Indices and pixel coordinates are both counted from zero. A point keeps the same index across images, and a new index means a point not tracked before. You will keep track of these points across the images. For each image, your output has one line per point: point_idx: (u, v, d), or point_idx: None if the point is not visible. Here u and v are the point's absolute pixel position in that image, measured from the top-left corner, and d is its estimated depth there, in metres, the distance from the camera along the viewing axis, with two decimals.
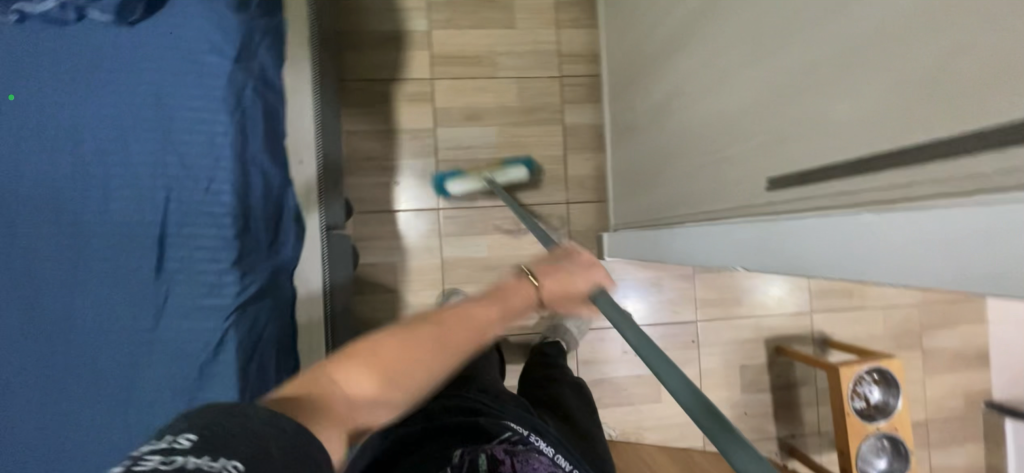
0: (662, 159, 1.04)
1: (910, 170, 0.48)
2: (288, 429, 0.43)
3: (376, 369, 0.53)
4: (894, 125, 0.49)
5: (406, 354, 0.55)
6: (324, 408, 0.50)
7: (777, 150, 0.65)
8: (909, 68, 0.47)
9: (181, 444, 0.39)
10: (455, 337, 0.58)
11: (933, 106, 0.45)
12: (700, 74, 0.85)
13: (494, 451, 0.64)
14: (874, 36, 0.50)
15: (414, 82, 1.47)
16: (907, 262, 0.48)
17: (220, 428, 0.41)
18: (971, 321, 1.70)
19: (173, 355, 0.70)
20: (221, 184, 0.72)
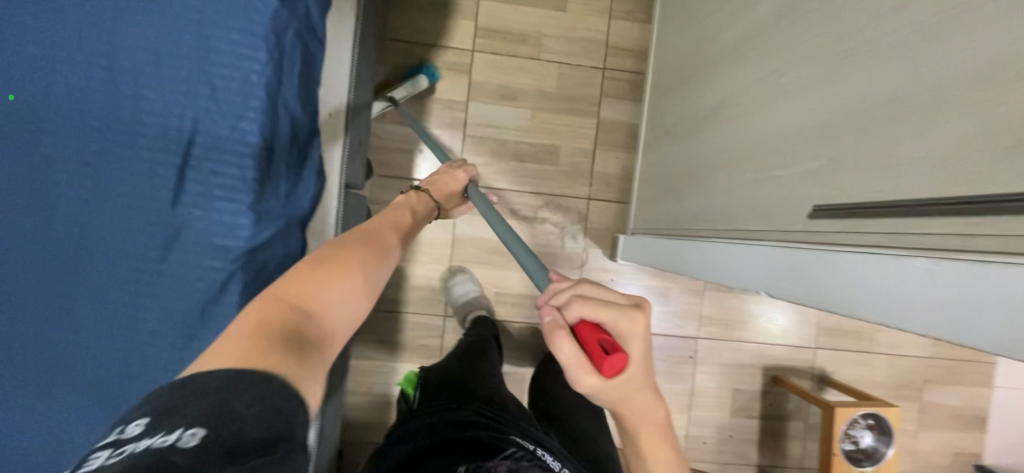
0: (697, 170, 1.01)
1: (981, 222, 0.44)
2: (254, 380, 0.47)
3: (321, 290, 0.61)
4: (971, 173, 0.45)
5: (343, 277, 0.63)
6: (307, 341, 0.55)
7: (829, 179, 0.62)
8: (1004, 113, 0.43)
9: (130, 433, 0.41)
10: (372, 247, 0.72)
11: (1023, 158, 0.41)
12: (758, 85, 0.81)
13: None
14: (967, 72, 0.46)
15: (454, 51, 1.43)
16: (963, 320, 0.46)
17: (169, 404, 0.43)
18: (976, 382, 1.66)
19: (179, 288, 0.69)
20: (249, 125, 0.71)
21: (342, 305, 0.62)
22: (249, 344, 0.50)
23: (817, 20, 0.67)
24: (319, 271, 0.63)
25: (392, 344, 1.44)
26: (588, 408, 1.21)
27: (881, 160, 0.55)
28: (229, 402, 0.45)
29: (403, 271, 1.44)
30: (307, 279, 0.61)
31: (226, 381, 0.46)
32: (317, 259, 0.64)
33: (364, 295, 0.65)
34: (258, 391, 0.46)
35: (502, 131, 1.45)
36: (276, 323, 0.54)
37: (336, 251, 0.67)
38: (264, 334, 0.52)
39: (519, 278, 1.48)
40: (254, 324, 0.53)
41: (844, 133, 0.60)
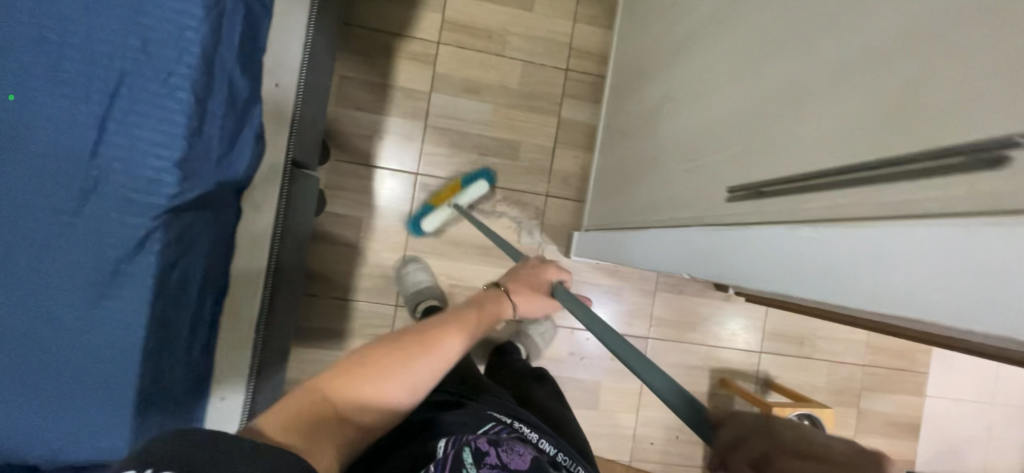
0: (643, 165, 1.04)
1: (847, 192, 0.46)
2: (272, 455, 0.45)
3: (366, 387, 0.64)
4: (848, 149, 0.48)
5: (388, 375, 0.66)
6: (320, 428, 0.57)
7: (744, 165, 0.65)
8: (875, 95, 0.46)
9: None
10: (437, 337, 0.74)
11: (884, 132, 0.44)
12: (696, 81, 0.84)
13: (477, 444, 0.66)
14: (853, 60, 0.50)
15: (420, 42, 1.45)
16: (831, 282, 0.49)
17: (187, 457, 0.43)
18: (910, 391, 1.74)
19: (90, 244, 0.66)
20: (180, 81, 0.69)
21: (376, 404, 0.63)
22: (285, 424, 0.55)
23: (743, 18, 0.71)
24: (371, 365, 0.66)
25: (340, 332, 1.41)
26: (553, 393, 1.17)
27: (785, 142, 0.58)
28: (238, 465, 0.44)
29: (356, 258, 1.42)
30: (355, 371, 0.65)
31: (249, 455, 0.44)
32: (374, 352, 0.68)
33: (403, 395, 0.66)
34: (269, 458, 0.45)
35: (463, 124, 1.47)
36: (313, 411, 0.58)
37: (392, 345, 0.69)
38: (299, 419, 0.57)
39: (474, 271, 1.48)
40: (296, 407, 0.58)
41: (760, 120, 0.63)
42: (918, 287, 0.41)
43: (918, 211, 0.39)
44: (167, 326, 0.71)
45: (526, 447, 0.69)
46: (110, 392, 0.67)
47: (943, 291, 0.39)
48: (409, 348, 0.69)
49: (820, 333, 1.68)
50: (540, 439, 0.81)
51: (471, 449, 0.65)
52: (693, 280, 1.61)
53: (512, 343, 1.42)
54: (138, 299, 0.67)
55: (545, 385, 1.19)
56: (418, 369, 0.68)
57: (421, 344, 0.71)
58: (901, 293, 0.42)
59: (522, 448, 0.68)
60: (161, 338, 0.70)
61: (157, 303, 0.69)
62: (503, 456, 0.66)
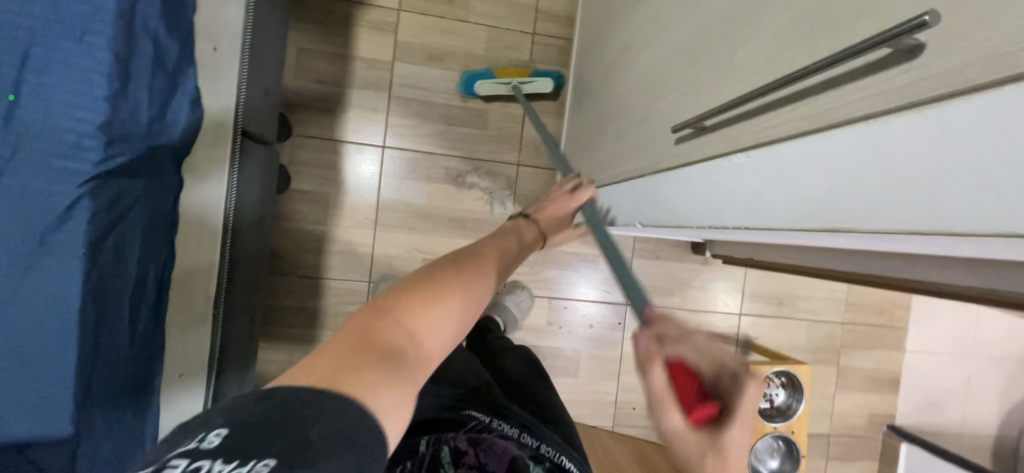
0: (604, 120, 1.02)
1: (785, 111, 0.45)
2: (345, 404, 0.40)
3: (428, 319, 0.53)
4: (776, 69, 0.47)
5: (449, 302, 0.56)
6: (389, 366, 0.46)
7: (687, 103, 0.63)
8: (798, 9, 0.44)
9: (208, 444, 0.36)
10: (478, 269, 0.64)
11: (810, 44, 0.43)
12: (648, 22, 0.81)
13: (455, 443, 0.73)
14: None
15: (379, 9, 1.39)
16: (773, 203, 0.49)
17: (254, 421, 0.37)
18: (889, 347, 1.75)
19: (13, 213, 0.63)
20: (97, 39, 0.66)
21: (440, 335, 0.54)
22: (347, 358, 0.45)
23: None
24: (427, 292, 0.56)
25: (314, 311, 1.40)
26: (537, 373, 1.15)
27: (722, 69, 0.56)
28: (304, 428, 0.37)
29: (325, 236, 1.40)
30: (423, 298, 0.55)
31: (308, 402, 0.39)
32: (427, 281, 0.58)
33: (466, 324, 0.58)
34: (339, 418, 0.39)
35: (429, 94, 1.43)
36: (368, 352, 0.46)
37: (444, 272, 0.60)
38: (361, 352, 0.46)
39: (447, 244, 1.46)
40: (350, 350, 0.46)
41: (703, 52, 0.61)
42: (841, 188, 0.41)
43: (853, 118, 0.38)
44: (104, 296, 0.68)
45: (506, 445, 0.74)
46: (46, 370, 0.64)
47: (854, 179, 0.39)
48: (459, 273, 0.61)
49: (800, 293, 1.68)
50: (524, 435, 0.83)
51: (449, 448, 0.72)
52: (670, 245, 1.60)
53: (488, 315, 1.36)
54: (71, 269, 0.65)
55: (533, 366, 1.16)
56: (473, 295, 0.60)
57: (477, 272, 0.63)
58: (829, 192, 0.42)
59: (501, 446, 0.74)
60: (100, 308, 0.68)
61: (91, 274, 0.67)
62: (481, 455, 0.72)
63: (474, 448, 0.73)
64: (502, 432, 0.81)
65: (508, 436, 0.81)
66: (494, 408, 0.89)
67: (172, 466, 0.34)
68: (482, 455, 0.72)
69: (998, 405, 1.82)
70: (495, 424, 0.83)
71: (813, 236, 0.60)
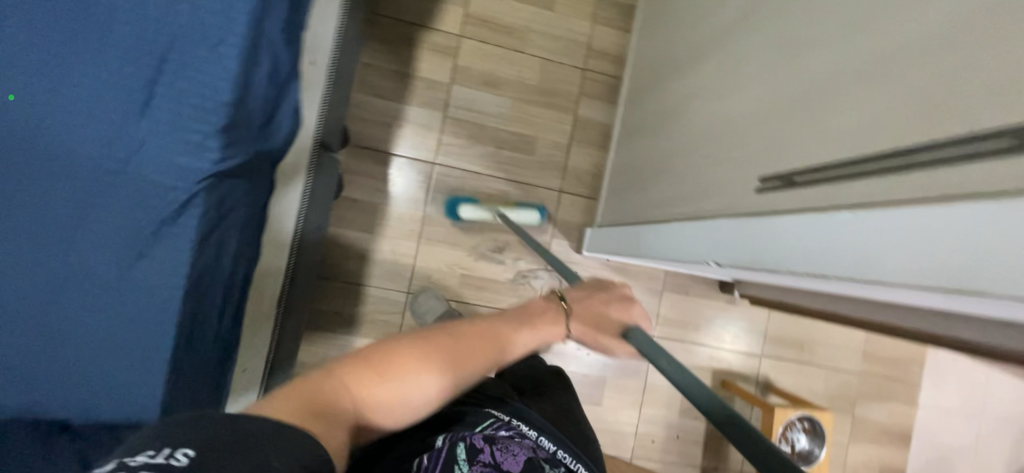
0: (661, 160, 1.07)
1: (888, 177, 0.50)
2: (299, 436, 0.45)
3: (389, 382, 0.57)
4: (877, 140, 0.53)
5: (414, 380, 0.59)
6: (331, 411, 0.52)
7: (772, 155, 0.68)
8: (909, 90, 0.50)
9: (177, 461, 0.40)
10: (473, 344, 0.66)
11: (920, 123, 0.49)
12: (724, 78, 0.87)
13: (472, 440, 0.70)
14: (885, 60, 0.54)
15: (442, 34, 1.47)
16: (865, 261, 0.51)
17: (218, 442, 0.42)
18: (903, 401, 1.77)
19: (135, 202, 0.68)
20: (229, 49, 0.70)
21: (395, 407, 0.58)
22: (303, 407, 0.50)
23: (778, 16, 0.75)
24: (398, 366, 0.59)
25: (351, 317, 1.42)
26: (555, 375, 1.07)
27: (820, 132, 0.61)
28: (265, 453, 0.43)
29: (369, 245, 1.43)
30: (396, 359, 0.59)
31: (270, 431, 0.44)
32: (415, 341, 0.62)
33: (429, 396, 0.60)
34: (299, 447, 0.45)
35: (482, 117, 1.49)
36: (323, 393, 0.53)
37: (435, 337, 0.64)
38: (312, 406, 0.51)
39: (485, 262, 1.49)
40: (311, 387, 0.53)
41: (794, 113, 0.66)
42: (941, 257, 0.44)
43: (962, 193, 0.43)
44: (200, 288, 0.72)
45: (522, 448, 0.71)
46: (144, 355, 0.68)
47: (952, 249, 0.43)
48: (448, 344, 0.63)
49: (819, 339, 1.72)
50: (540, 436, 0.78)
51: (464, 445, 0.69)
52: (698, 281, 1.65)
53: None
54: (178, 260, 0.69)
55: (558, 373, 1.07)
56: (446, 380, 0.61)
57: (464, 345, 0.65)
58: (928, 262, 0.45)
59: (516, 448, 0.70)
60: (195, 300, 0.71)
61: (195, 267, 0.70)
62: (497, 454, 0.69)
63: (489, 446, 0.70)
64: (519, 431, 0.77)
65: (525, 436, 0.76)
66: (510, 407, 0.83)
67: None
68: (497, 455, 0.69)
69: (1006, 466, 1.83)
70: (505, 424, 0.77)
71: (867, 288, 0.65)
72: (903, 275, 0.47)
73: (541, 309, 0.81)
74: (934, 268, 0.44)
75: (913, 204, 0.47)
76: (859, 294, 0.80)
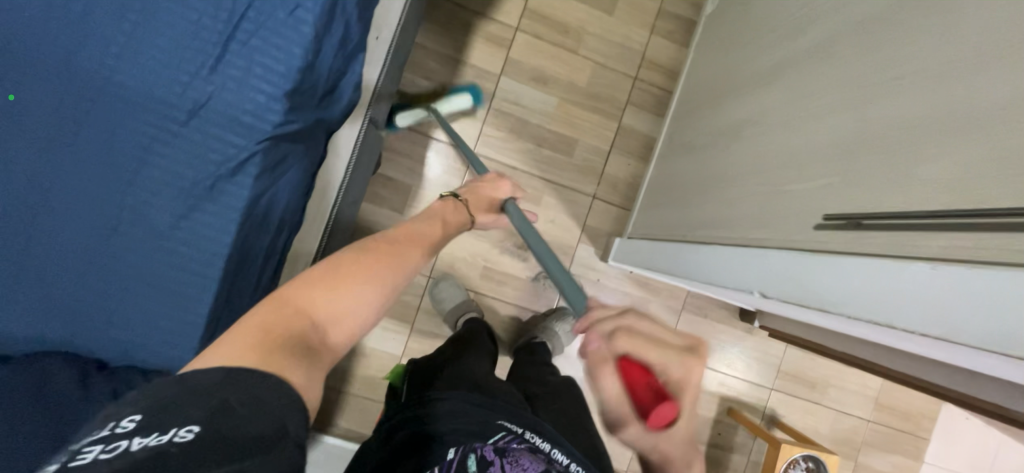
0: (708, 181, 1.06)
1: (970, 235, 0.49)
2: (259, 379, 0.44)
3: (335, 299, 0.55)
4: (965, 195, 0.51)
5: (354, 283, 0.57)
6: (296, 345, 0.49)
7: (841, 195, 0.67)
8: (1004, 149, 0.48)
9: (124, 428, 0.39)
10: (395, 250, 0.65)
11: (1009, 185, 0.47)
12: (791, 107, 0.85)
13: (482, 451, 0.72)
14: (978, 115, 0.52)
15: (499, 24, 1.46)
16: (935, 317, 0.49)
17: (163, 400, 0.41)
18: (909, 455, 1.74)
19: (193, 154, 0.68)
20: (304, 15, 0.70)
21: (350, 314, 0.56)
22: (253, 346, 0.47)
23: (862, 52, 0.73)
24: (328, 277, 0.56)
25: None
26: (563, 384, 1.08)
27: (896, 177, 0.59)
28: (219, 398, 0.42)
29: (398, 224, 1.43)
30: (330, 281, 0.56)
31: (221, 378, 0.43)
32: (336, 262, 0.59)
33: (381, 303, 0.60)
34: (253, 384, 0.43)
35: (527, 113, 1.48)
36: (274, 330, 0.49)
37: (354, 252, 0.61)
38: (270, 340, 0.48)
39: (509, 258, 1.49)
40: (255, 329, 0.49)
41: (867, 154, 0.65)
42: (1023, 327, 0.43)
43: None
44: (246, 247, 0.72)
45: (533, 462, 0.72)
46: (186, 306, 0.69)
47: None
48: (370, 256, 0.62)
49: (832, 381, 1.69)
50: (554, 449, 0.75)
51: (475, 458, 0.71)
52: (719, 306, 1.63)
53: (540, 340, 1.34)
54: (229, 216, 0.70)
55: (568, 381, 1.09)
56: (384, 276, 0.61)
57: (388, 254, 0.64)
58: (1006, 330, 0.44)
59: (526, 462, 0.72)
60: (240, 258, 0.72)
61: (243, 225, 0.71)
62: (506, 467, 0.72)
63: (500, 458, 0.72)
64: (531, 444, 0.74)
65: (537, 450, 0.74)
66: (523, 417, 0.79)
67: (87, 451, 0.38)
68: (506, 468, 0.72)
69: None
70: (521, 436, 0.75)
71: (919, 342, 0.63)
72: (975, 338, 0.47)
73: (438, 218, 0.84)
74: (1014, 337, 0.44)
75: (988, 265, 0.46)
76: (898, 346, 0.78)
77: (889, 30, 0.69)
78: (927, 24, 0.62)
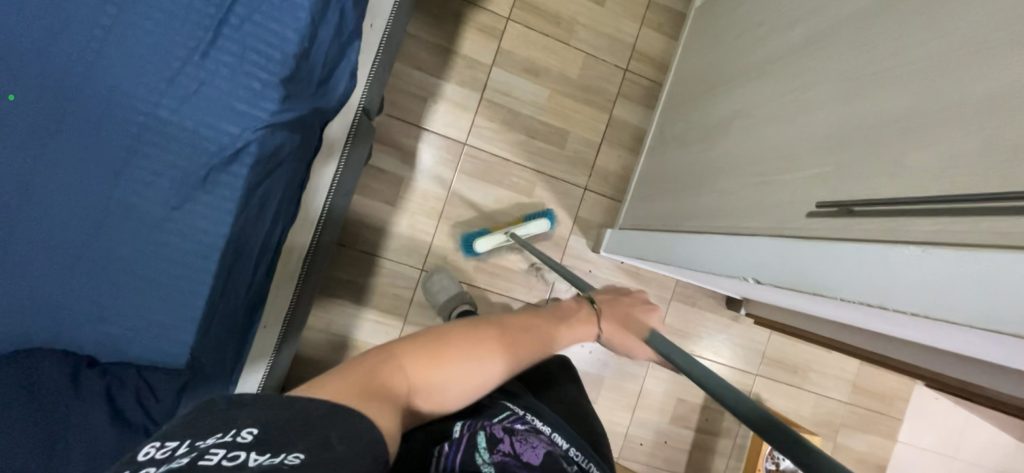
0: (701, 172, 1.08)
1: (953, 218, 0.51)
2: (354, 418, 0.46)
3: (441, 369, 0.58)
4: (952, 182, 0.53)
5: (463, 354, 0.60)
6: (388, 394, 0.52)
7: (832, 183, 0.69)
8: (989, 137, 0.51)
9: (244, 439, 0.42)
10: (509, 338, 0.67)
11: (994, 171, 0.50)
12: (782, 99, 0.87)
13: (492, 430, 0.66)
14: (963, 105, 0.55)
15: (490, 14, 1.44)
16: (931, 298, 0.51)
17: (282, 423, 0.43)
18: (883, 434, 1.82)
19: (186, 144, 0.66)
20: (301, 0, 0.69)
21: (446, 387, 0.58)
22: (353, 387, 0.50)
23: (852, 45, 0.75)
24: (445, 347, 0.60)
25: (362, 286, 1.41)
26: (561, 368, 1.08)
27: (885, 166, 0.62)
28: (325, 431, 0.44)
29: (390, 216, 1.42)
30: (444, 347, 0.60)
31: (326, 410, 0.45)
32: (458, 332, 0.63)
33: (475, 385, 0.61)
34: (354, 422, 0.45)
35: (519, 104, 1.48)
36: (378, 378, 0.53)
37: (475, 329, 0.65)
38: (369, 386, 0.51)
39: (502, 250, 1.49)
40: (366, 372, 0.53)
41: (856, 144, 0.67)
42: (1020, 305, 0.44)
43: None
44: (242, 239, 0.71)
45: (541, 440, 0.68)
46: (181, 300, 0.67)
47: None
48: (487, 336, 0.64)
49: (813, 365, 1.76)
50: (555, 432, 0.73)
51: (484, 433, 0.65)
52: (706, 295, 1.67)
53: None
54: (224, 207, 0.68)
55: (567, 369, 1.08)
56: (491, 362, 0.62)
57: (503, 340, 0.66)
58: (1008, 308, 0.45)
59: (536, 440, 0.67)
60: (236, 250, 0.70)
61: (239, 217, 0.69)
62: (516, 445, 0.65)
63: (509, 437, 0.66)
64: (534, 426, 0.72)
65: (540, 431, 0.72)
66: (521, 400, 0.80)
67: (212, 453, 0.40)
68: (516, 446, 0.65)
69: None
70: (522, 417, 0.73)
71: (904, 324, 0.66)
72: (970, 318, 0.48)
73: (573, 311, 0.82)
74: (1010, 315, 0.45)
75: (980, 248, 0.48)
76: (883, 328, 0.81)
77: (876, 23, 0.71)
78: (915, 17, 0.64)
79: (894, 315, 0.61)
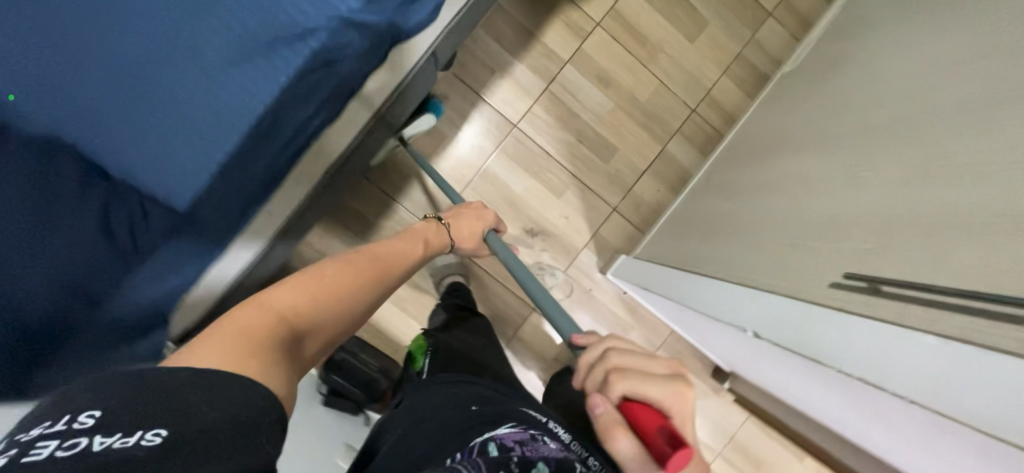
0: (735, 223, 1.05)
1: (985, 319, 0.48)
2: (236, 378, 0.45)
3: (316, 305, 0.60)
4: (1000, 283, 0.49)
5: (333, 285, 0.64)
6: (269, 346, 0.51)
7: (868, 261, 0.65)
8: None
9: (81, 424, 0.39)
10: (370, 262, 0.73)
11: None
12: (840, 173, 0.85)
13: (504, 440, 0.62)
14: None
15: (583, 14, 1.46)
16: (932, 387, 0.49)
17: (128, 402, 0.41)
18: None
19: (263, 7, 0.68)
20: None
21: (324, 322, 0.61)
22: (231, 346, 0.48)
23: (933, 135, 0.71)
24: (315, 283, 0.62)
25: (370, 224, 1.42)
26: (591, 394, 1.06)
27: (929, 255, 0.58)
28: (182, 401, 0.42)
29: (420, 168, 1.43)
30: (312, 283, 0.62)
31: (185, 379, 0.43)
32: (321, 267, 0.66)
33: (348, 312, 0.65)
34: (213, 391, 0.43)
35: (579, 107, 1.48)
36: (259, 330, 0.51)
37: (336, 259, 0.69)
38: (248, 340, 0.50)
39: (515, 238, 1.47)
40: (245, 325, 0.51)
41: (902, 228, 0.64)
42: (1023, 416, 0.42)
43: None
44: (280, 114, 0.72)
45: (553, 446, 0.61)
46: (203, 147, 0.68)
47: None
48: (347, 263, 0.69)
49: None
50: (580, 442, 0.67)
51: (495, 444, 0.61)
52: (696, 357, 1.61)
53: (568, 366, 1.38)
54: (275, 77, 0.69)
55: None
56: (360, 289, 0.68)
57: (365, 264, 0.72)
58: (1006, 413, 0.43)
59: (548, 446, 0.61)
60: (271, 122, 0.71)
61: (286, 92, 0.70)
62: (527, 451, 0.59)
63: (520, 445, 0.61)
64: (552, 430, 0.68)
65: (558, 435, 0.66)
66: (546, 412, 0.77)
67: (41, 447, 0.38)
68: (526, 452, 0.59)
69: None
70: (527, 429, 0.65)
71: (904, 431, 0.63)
72: (965, 413, 0.46)
73: (428, 232, 0.96)
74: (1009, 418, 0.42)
75: (995, 351, 0.45)
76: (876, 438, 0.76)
77: (964, 120, 0.68)
78: (1006, 123, 0.61)
79: (910, 427, 0.58)
